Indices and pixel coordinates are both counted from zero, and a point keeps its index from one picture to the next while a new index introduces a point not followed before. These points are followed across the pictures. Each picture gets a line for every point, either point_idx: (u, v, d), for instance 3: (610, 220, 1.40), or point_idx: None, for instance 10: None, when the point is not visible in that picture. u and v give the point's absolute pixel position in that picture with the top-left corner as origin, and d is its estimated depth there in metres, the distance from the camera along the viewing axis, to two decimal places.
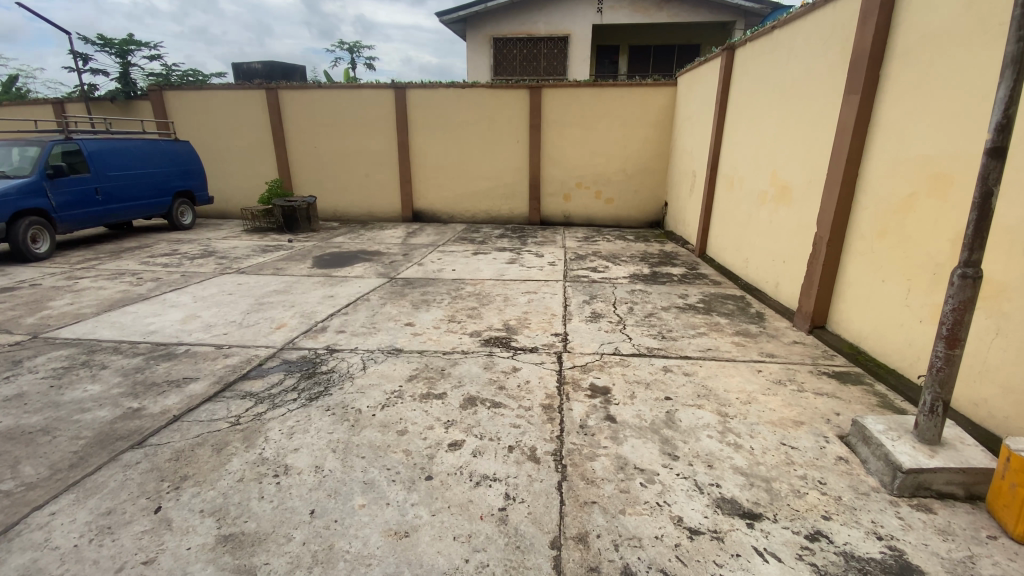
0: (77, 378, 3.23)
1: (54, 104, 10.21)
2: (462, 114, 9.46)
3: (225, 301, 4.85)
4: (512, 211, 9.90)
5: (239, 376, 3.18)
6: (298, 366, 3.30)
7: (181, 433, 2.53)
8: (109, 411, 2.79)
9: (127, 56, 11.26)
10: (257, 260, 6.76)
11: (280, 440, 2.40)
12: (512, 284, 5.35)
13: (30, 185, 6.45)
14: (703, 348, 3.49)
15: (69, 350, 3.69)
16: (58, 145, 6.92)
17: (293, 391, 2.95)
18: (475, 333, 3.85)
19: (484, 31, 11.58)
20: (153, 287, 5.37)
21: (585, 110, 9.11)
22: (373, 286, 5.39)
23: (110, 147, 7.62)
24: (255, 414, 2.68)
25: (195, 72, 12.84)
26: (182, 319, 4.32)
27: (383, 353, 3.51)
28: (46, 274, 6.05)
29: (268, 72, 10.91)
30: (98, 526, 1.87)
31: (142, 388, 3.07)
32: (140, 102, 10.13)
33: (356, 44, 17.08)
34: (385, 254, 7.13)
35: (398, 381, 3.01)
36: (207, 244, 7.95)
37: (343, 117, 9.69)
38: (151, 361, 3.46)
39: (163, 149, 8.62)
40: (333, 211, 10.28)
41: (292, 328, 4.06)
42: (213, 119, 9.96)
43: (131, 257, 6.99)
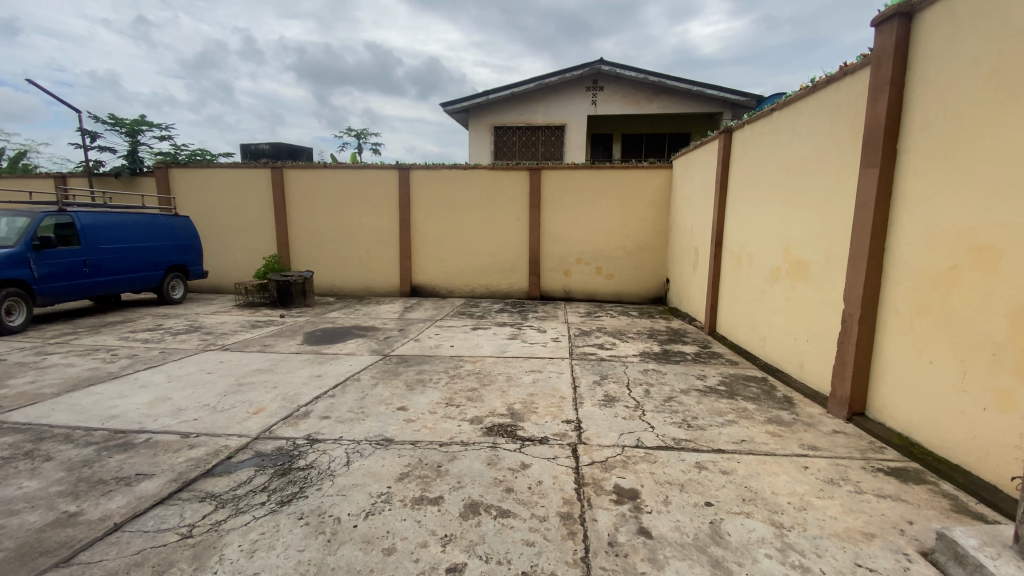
0: (13, 471, 2.77)
1: (57, 178, 10.34)
2: (463, 193, 9.57)
3: (202, 381, 4.44)
4: (512, 286, 9.72)
5: (202, 473, 2.72)
6: (273, 460, 2.86)
7: (117, 549, 2.08)
8: (40, 516, 2.34)
9: (138, 136, 11.64)
10: (244, 336, 6.40)
11: (237, 561, 1.96)
12: (514, 362, 4.98)
13: (14, 255, 6.26)
14: (736, 440, 3.07)
15: (14, 437, 3.24)
16: (51, 217, 6.83)
17: (263, 492, 2.50)
18: (477, 420, 3.43)
19: (485, 119, 12.10)
20: (126, 365, 4.96)
21: (584, 189, 9.25)
22: (366, 364, 5.00)
23: (105, 220, 7.55)
24: (212, 524, 2.23)
25: (204, 153, 13.27)
26: (150, 402, 3.89)
27: (371, 444, 3.07)
28: (15, 349, 5.66)
29: (274, 152, 11.21)
30: None
31: (84, 487, 2.61)
32: (146, 179, 10.28)
33: (362, 132, 17.90)
34: (379, 330, 6.80)
35: (387, 481, 2.57)
36: (194, 319, 7.61)
37: (345, 194, 9.79)
38: (103, 453, 3.00)
39: (161, 224, 8.58)
40: (330, 285, 10.08)
41: (271, 413, 3.62)
42: (216, 196, 10.05)
43: (110, 332, 6.62)
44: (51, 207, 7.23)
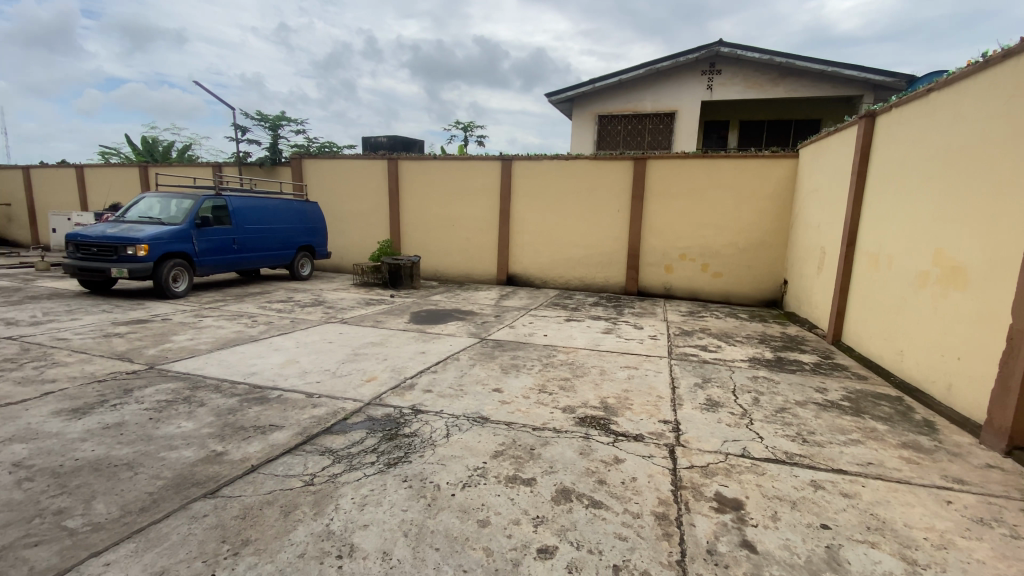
0: (176, 413, 3.32)
1: (215, 167, 12.05)
2: (565, 183, 9.52)
3: (323, 349, 4.95)
4: (609, 280, 9.50)
5: (322, 429, 3.05)
6: (381, 425, 3.12)
7: (253, 487, 2.42)
8: (194, 452, 2.78)
9: (278, 130, 13.15)
10: (359, 311, 7.02)
11: (350, 511, 2.18)
12: (610, 357, 4.89)
13: (180, 232, 7.42)
14: (861, 462, 2.74)
15: (177, 384, 3.87)
16: (209, 200, 7.99)
17: (373, 453, 2.74)
18: (569, 409, 3.43)
19: (590, 108, 11.87)
20: (263, 330, 5.69)
21: (694, 181, 8.75)
22: (464, 346, 5.23)
23: (251, 204, 8.66)
24: (330, 475, 2.50)
25: (331, 145, 14.66)
26: (282, 363, 4.43)
27: (468, 420, 3.21)
28: (180, 311, 6.74)
29: (390, 144, 12.04)
30: None
31: (229, 431, 3.05)
32: (284, 168, 11.59)
33: (469, 124, 18.54)
34: (477, 315, 7.06)
35: (482, 457, 2.68)
36: (318, 294, 8.48)
37: (451, 184, 10.23)
38: (245, 403, 3.48)
39: (294, 209, 9.64)
40: (433, 270, 10.66)
41: (381, 382, 3.94)
42: (340, 184, 11.05)
43: (252, 301, 7.61)
44: (210, 192, 8.44)
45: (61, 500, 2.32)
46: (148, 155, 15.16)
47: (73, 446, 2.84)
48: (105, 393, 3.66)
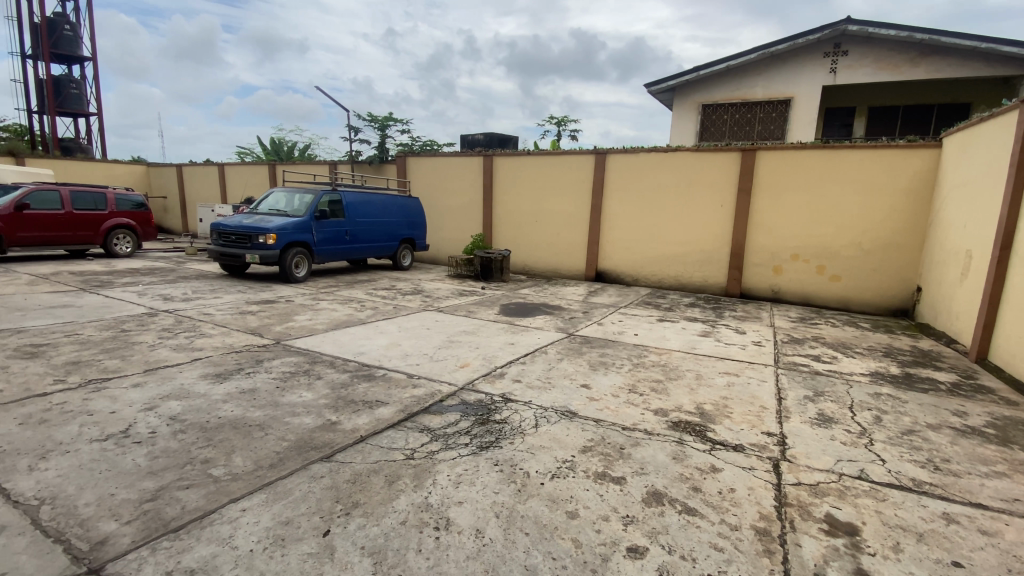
0: (298, 383, 3.74)
1: (331, 165, 13.23)
2: (663, 177, 9.15)
3: (421, 334, 5.27)
4: (706, 280, 8.99)
5: (421, 409, 3.27)
6: (474, 410, 3.27)
7: (362, 456, 2.67)
8: (313, 419, 3.12)
9: (386, 130, 14.11)
10: (453, 301, 7.36)
11: (446, 488, 2.35)
12: (706, 361, 4.66)
13: (302, 223, 8.27)
14: (1011, 500, 2.35)
15: (298, 358, 4.35)
16: (327, 195, 8.82)
17: (466, 435, 2.91)
18: (661, 411, 3.33)
19: (693, 97, 11.24)
20: (370, 314, 6.18)
21: (810, 174, 7.99)
22: (553, 339, 5.27)
23: (361, 199, 9.41)
24: (428, 452, 2.70)
25: (431, 143, 15.43)
26: (385, 345, 4.79)
27: (557, 413, 3.24)
28: (300, 294, 7.53)
29: (487, 141, 12.39)
30: (275, 536, 2.04)
31: (342, 403, 3.37)
32: (389, 165, 12.41)
33: (564, 119, 18.48)
34: (567, 310, 7.07)
35: (571, 450, 2.71)
36: (416, 284, 9.00)
37: (544, 179, 10.29)
38: (354, 379, 3.82)
39: (398, 203, 10.31)
40: (523, 264, 10.81)
41: (473, 369, 4.12)
42: (438, 180, 11.60)
43: (359, 288, 8.28)
44: (327, 188, 9.31)
45: (209, 451, 2.73)
46: (276, 155, 17.05)
47: (217, 406, 3.32)
48: (241, 362, 4.22)
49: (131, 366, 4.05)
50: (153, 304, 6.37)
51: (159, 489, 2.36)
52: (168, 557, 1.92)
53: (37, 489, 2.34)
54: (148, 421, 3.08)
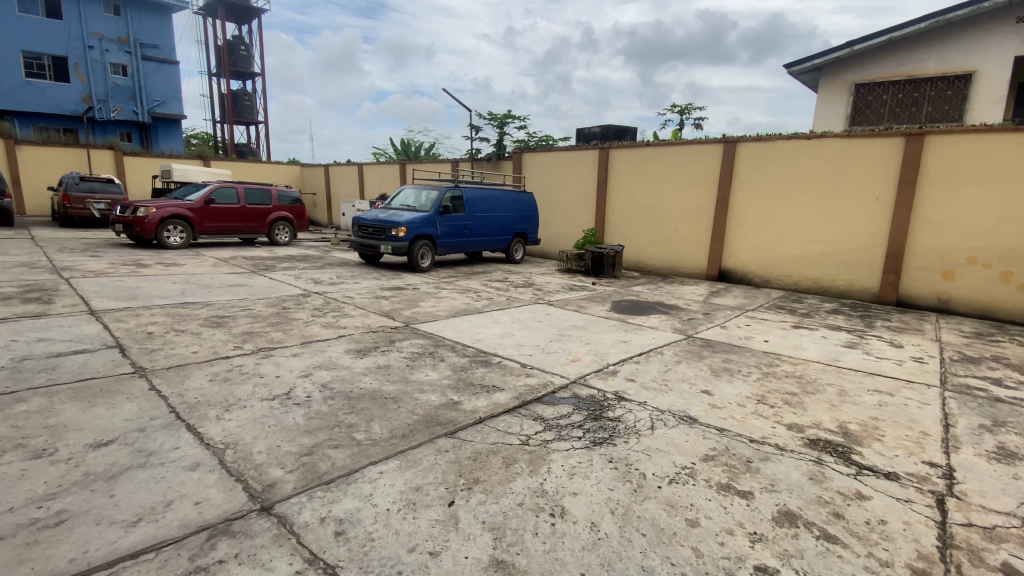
0: (424, 363, 4.06)
1: (453, 162, 14.00)
2: (803, 168, 8.25)
3: (534, 326, 5.39)
4: (851, 284, 7.93)
5: (535, 398, 3.37)
6: (587, 405, 3.27)
7: (482, 436, 2.84)
8: (438, 397, 3.37)
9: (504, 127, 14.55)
10: (565, 296, 7.39)
11: (561, 477, 2.41)
12: (850, 375, 4.13)
13: (427, 217, 8.90)
14: None
15: (423, 340, 4.72)
16: (450, 191, 9.37)
17: (580, 429, 2.94)
18: (796, 426, 3.03)
19: (844, 76, 9.89)
20: (486, 304, 6.47)
21: (1000, 161, 6.62)
22: (670, 340, 5.06)
23: (481, 194, 9.85)
24: (543, 441, 2.78)
25: (547, 138, 15.58)
26: (501, 335, 4.98)
27: (674, 417, 3.12)
28: (424, 283, 8.13)
29: (604, 134, 12.18)
30: (407, 500, 2.26)
31: (462, 385, 3.60)
32: (506, 161, 12.78)
33: (687, 107, 17.46)
34: (684, 310, 6.72)
35: (691, 457, 2.59)
36: (528, 277, 9.21)
37: (664, 171, 9.85)
38: (473, 364, 4.05)
39: (514, 198, 10.62)
40: (637, 260, 10.49)
41: (585, 364, 4.11)
42: (553, 174, 11.68)
43: (475, 279, 8.70)
44: (450, 184, 9.90)
45: (353, 417, 3.09)
46: (404, 155, 18.51)
47: (358, 378, 3.74)
48: (377, 341, 4.71)
49: (290, 339, 4.72)
50: (305, 286, 7.34)
51: (313, 446, 2.74)
52: (321, 505, 2.23)
53: (225, 435, 2.85)
54: (304, 386, 3.57)
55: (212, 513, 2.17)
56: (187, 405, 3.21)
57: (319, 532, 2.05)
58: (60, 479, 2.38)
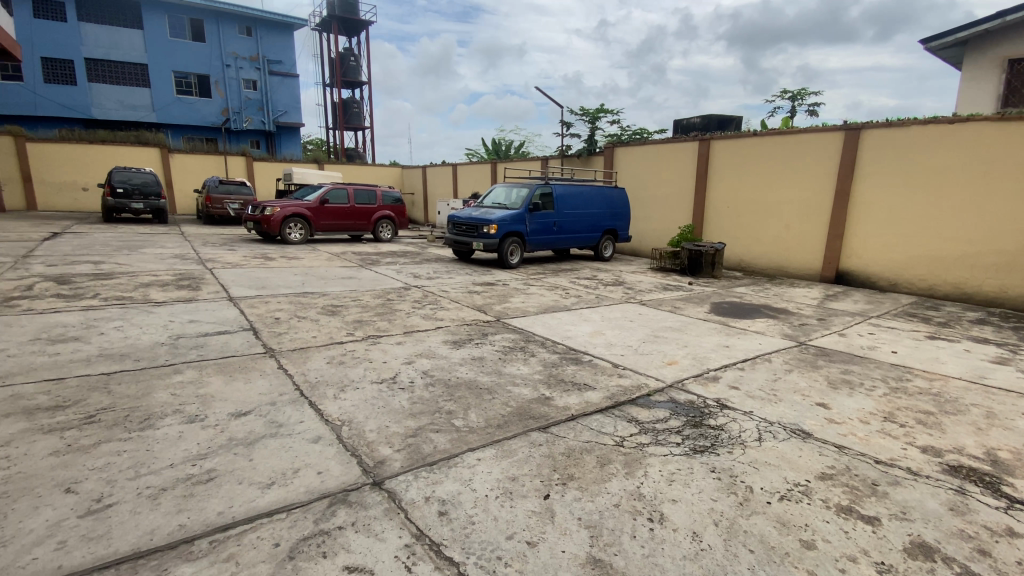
0: (516, 358, 4.15)
1: (543, 160, 14.06)
2: (945, 155, 7.17)
3: (627, 326, 5.27)
4: (1006, 291, 6.76)
5: (629, 399, 3.30)
6: (685, 410, 3.14)
7: (575, 433, 2.84)
8: (530, 391, 3.43)
9: (597, 121, 14.31)
10: (658, 295, 7.13)
11: (659, 482, 2.35)
12: (1003, 396, 3.54)
13: (517, 215, 9.04)
14: None
15: (514, 335, 4.81)
16: (540, 189, 9.43)
17: (678, 434, 2.83)
18: (933, 450, 2.67)
19: (998, 50, 8.43)
20: (575, 302, 6.44)
21: None
22: (776, 346, 4.69)
23: (570, 191, 9.81)
24: (639, 444, 2.72)
25: (641, 132, 15.08)
26: (591, 333, 4.93)
27: (784, 429, 2.89)
28: (513, 279, 8.27)
29: (704, 125, 11.53)
30: (505, 489, 2.34)
31: (554, 381, 3.62)
32: (598, 157, 12.57)
33: (800, 92, 15.94)
34: (793, 314, 6.18)
35: (805, 474, 2.40)
36: (619, 275, 9.00)
37: (772, 163, 9.11)
38: (564, 361, 4.06)
39: (604, 194, 10.45)
40: (738, 260, 9.83)
41: (682, 368, 3.94)
42: (648, 169, 11.29)
43: (565, 276, 8.68)
44: (540, 182, 9.96)
45: (451, 404, 3.25)
46: (496, 154, 18.94)
47: (455, 368, 3.92)
48: (471, 334, 4.89)
49: (393, 328, 5.06)
50: (404, 280, 7.81)
51: (417, 429, 2.92)
52: (426, 485, 2.38)
53: (340, 413, 3.14)
54: (407, 373, 3.81)
55: (332, 483, 2.40)
56: (308, 384, 3.58)
57: (424, 510, 2.19)
58: (210, 441, 2.77)
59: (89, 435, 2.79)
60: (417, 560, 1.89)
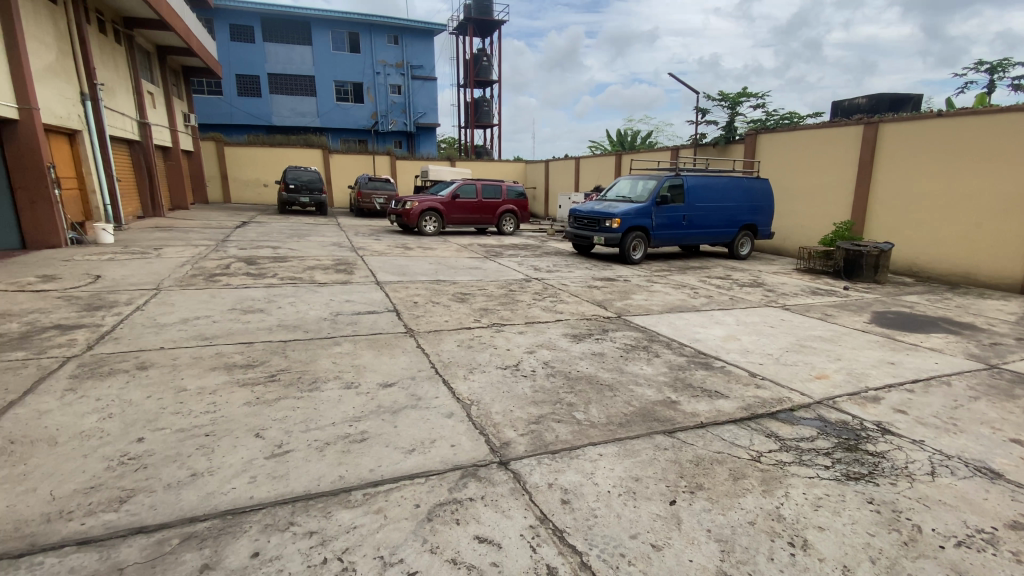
0: (639, 356, 4.04)
1: (673, 150, 13.32)
2: None
3: (765, 332, 4.81)
4: None
5: (766, 412, 3.04)
6: (837, 430, 2.80)
7: (705, 442, 2.69)
8: (655, 393, 3.32)
9: (737, 107, 13.15)
10: (803, 300, 6.39)
11: (802, 506, 2.14)
12: None
13: (643, 208, 8.72)
14: None
15: (637, 333, 4.69)
16: (669, 180, 8.97)
17: (826, 456, 2.54)
18: None
19: None
20: (705, 302, 6.06)
21: None
22: (959, 368, 3.93)
23: (703, 183, 9.19)
24: (779, 461, 2.50)
25: (790, 116, 13.52)
26: (723, 337, 4.61)
27: (967, 466, 2.45)
28: (637, 275, 8.03)
29: (873, 106, 9.99)
30: (628, 487, 2.31)
31: (681, 384, 3.47)
32: (736, 146, 11.55)
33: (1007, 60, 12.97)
34: (985, 331, 5.11)
35: (994, 524, 2.02)
36: (756, 275, 8.23)
37: (962, 148, 7.56)
38: (692, 364, 3.86)
39: (742, 187, 9.63)
40: (909, 263, 8.39)
41: (834, 384, 3.49)
42: (798, 158, 10.11)
43: (693, 274, 8.19)
44: (670, 173, 9.47)
45: (573, 397, 3.29)
46: (621, 145, 18.50)
47: (576, 361, 3.95)
48: (592, 328, 4.87)
49: (516, 318, 5.25)
50: (526, 272, 8.02)
51: (539, 417, 3.01)
52: (549, 471, 2.45)
53: (469, 393, 3.36)
54: (529, 361, 3.94)
55: (463, 457, 2.59)
56: (441, 364, 3.88)
57: (547, 496, 2.26)
58: (362, 406, 3.15)
59: (271, 391, 3.35)
60: (541, 542, 1.97)
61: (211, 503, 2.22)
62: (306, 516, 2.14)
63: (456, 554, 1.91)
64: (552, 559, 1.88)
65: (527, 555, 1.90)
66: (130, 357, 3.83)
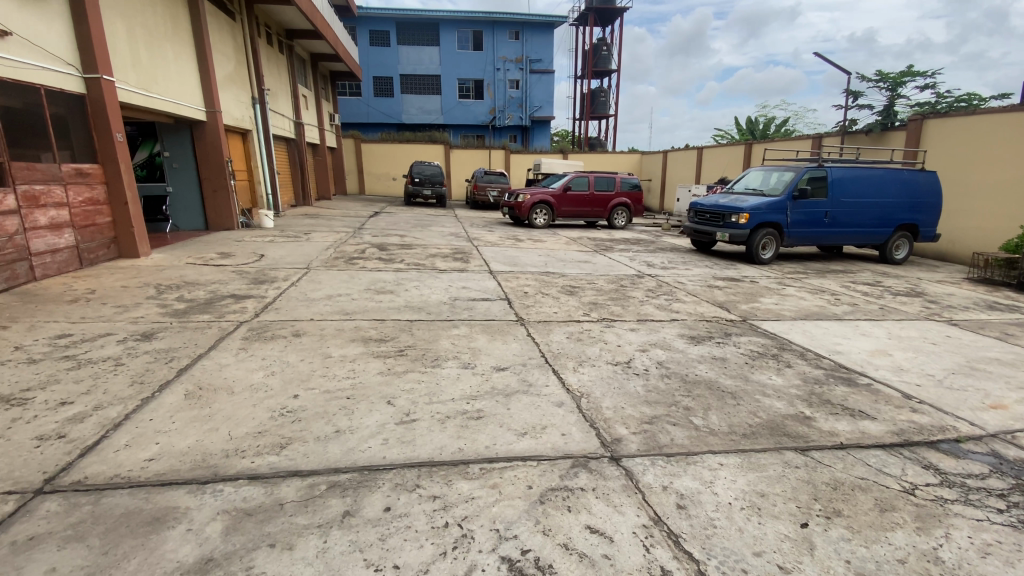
0: (767, 364, 3.73)
1: (815, 139, 11.90)
2: None
3: (925, 349, 4.15)
4: None
5: (925, 440, 2.64)
6: (1018, 472, 2.35)
7: (845, 465, 2.42)
8: (785, 406, 3.05)
9: (900, 88, 11.34)
10: (977, 315, 5.38)
11: (968, 551, 1.85)
12: None
13: (777, 203, 7.94)
14: None
15: (765, 340, 4.32)
16: (809, 172, 8.07)
17: (1004, 501, 2.14)
18: None
19: None
20: (848, 311, 5.38)
21: None
22: None
23: (852, 175, 8.12)
24: (938, 497, 2.16)
25: (971, 96, 11.35)
26: (871, 351, 4.07)
27: None
28: (764, 276, 7.37)
29: None
30: (751, 501, 2.17)
31: (817, 400, 3.14)
32: (897, 133, 9.98)
33: None
34: None
35: None
36: (915, 283, 7.10)
37: None
38: (831, 379, 3.47)
39: (903, 180, 8.35)
40: None
41: (1018, 417, 2.91)
42: (976, 147, 8.48)
43: (833, 278, 7.30)
44: (811, 164, 8.50)
45: (691, 401, 3.14)
46: (750, 134, 17.07)
47: (695, 364, 3.76)
48: (712, 331, 4.59)
49: (628, 314, 5.13)
50: (639, 268, 7.78)
51: (653, 417, 2.93)
52: (664, 474, 2.38)
53: (580, 385, 3.38)
54: (643, 359, 3.85)
55: (574, 447, 2.62)
56: (553, 354, 3.94)
57: (661, 498, 2.21)
58: (479, 387, 3.33)
59: (400, 364, 3.68)
60: (654, 543, 1.93)
61: (352, 458, 2.51)
62: (429, 481, 2.33)
63: (568, 540, 1.96)
64: (666, 562, 1.84)
65: (639, 553, 1.88)
66: (287, 325, 4.45)
